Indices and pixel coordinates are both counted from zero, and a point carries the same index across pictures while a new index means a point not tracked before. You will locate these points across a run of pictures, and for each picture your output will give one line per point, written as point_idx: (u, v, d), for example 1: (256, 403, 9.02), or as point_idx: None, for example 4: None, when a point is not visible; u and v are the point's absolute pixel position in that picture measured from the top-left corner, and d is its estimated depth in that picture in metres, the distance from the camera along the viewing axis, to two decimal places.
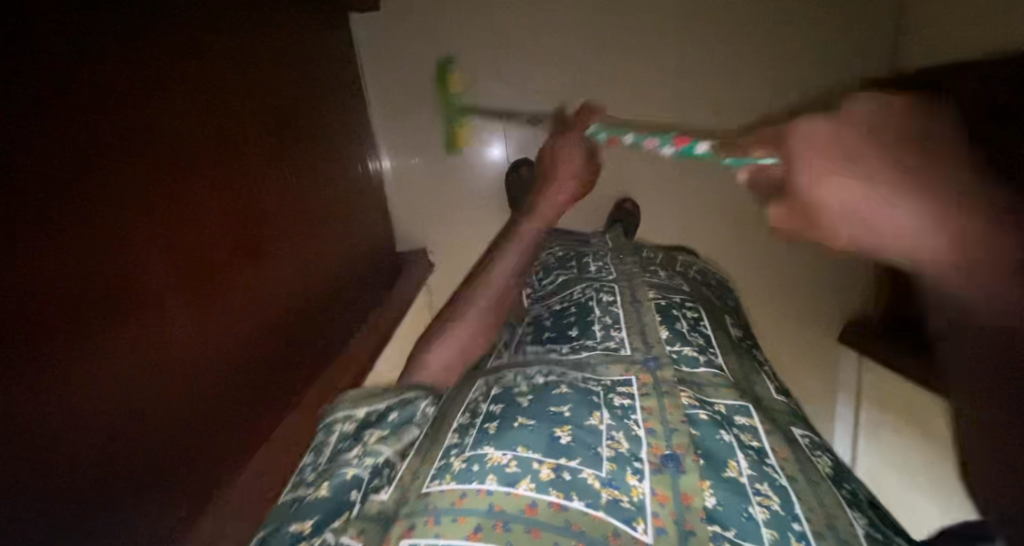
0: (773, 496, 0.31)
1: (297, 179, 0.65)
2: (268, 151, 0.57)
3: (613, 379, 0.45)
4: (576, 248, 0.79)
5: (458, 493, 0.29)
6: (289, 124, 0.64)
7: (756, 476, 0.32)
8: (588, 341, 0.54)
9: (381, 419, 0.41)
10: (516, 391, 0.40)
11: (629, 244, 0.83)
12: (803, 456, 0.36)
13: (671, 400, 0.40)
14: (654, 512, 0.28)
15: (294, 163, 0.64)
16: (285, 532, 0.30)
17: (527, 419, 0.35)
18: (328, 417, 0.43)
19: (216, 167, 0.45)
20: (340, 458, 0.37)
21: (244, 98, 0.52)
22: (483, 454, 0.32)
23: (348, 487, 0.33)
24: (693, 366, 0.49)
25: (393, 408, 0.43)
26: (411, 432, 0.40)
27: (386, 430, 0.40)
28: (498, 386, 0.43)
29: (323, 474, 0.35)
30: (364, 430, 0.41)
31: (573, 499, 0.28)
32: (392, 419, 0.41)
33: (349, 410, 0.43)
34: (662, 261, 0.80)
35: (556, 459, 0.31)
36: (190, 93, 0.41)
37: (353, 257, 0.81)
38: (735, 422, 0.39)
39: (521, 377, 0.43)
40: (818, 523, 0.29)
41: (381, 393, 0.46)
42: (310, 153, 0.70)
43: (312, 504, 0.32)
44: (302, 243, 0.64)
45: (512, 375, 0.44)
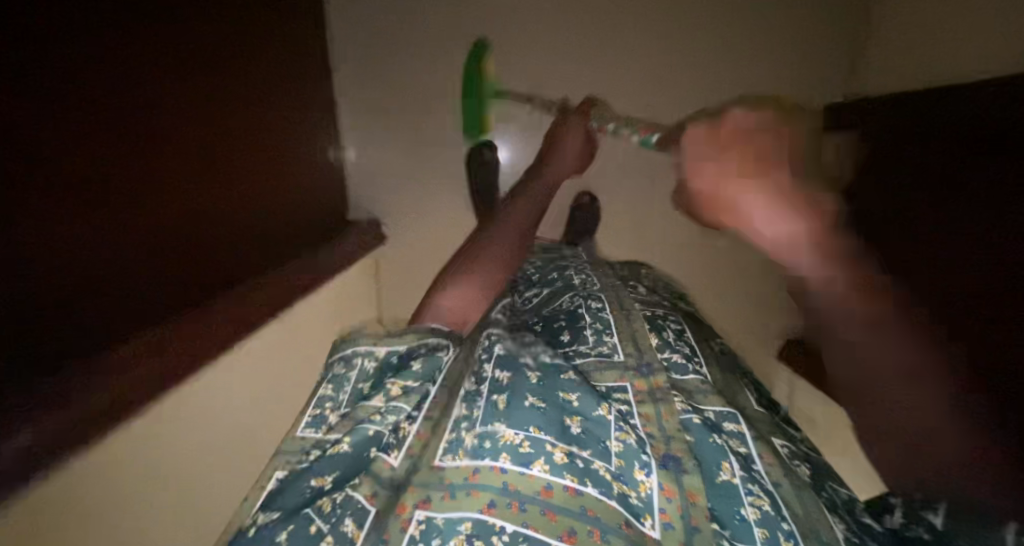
0: (765, 498, 0.33)
1: (245, 128, 0.67)
2: (215, 116, 0.58)
3: (608, 386, 0.46)
4: (557, 260, 0.81)
5: (472, 469, 0.30)
6: (233, 74, 0.63)
7: (747, 477, 0.35)
8: (581, 346, 0.55)
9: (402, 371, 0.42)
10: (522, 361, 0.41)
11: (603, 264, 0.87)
12: (784, 462, 0.39)
13: (666, 405, 0.42)
14: (661, 507, 0.30)
15: (240, 112, 0.65)
16: (305, 486, 0.31)
17: (537, 401, 0.35)
18: (346, 352, 0.45)
19: (166, 154, 0.48)
20: (363, 407, 0.38)
21: (189, 68, 0.53)
22: (495, 431, 0.32)
23: (368, 444, 0.33)
24: (683, 373, 0.51)
25: (417, 357, 0.43)
26: (432, 383, 0.40)
27: (408, 384, 0.40)
28: (502, 348, 0.43)
29: (346, 424, 0.37)
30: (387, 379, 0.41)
31: (587, 484, 0.29)
32: (416, 370, 0.41)
33: (370, 350, 0.44)
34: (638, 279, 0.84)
35: (568, 446, 0.32)
36: (135, 91, 0.43)
37: (310, 203, 0.88)
38: (724, 427, 0.41)
39: (525, 348, 0.44)
40: (801, 523, 0.32)
41: (404, 335, 0.46)
42: (257, 100, 0.70)
43: (334, 455, 0.33)
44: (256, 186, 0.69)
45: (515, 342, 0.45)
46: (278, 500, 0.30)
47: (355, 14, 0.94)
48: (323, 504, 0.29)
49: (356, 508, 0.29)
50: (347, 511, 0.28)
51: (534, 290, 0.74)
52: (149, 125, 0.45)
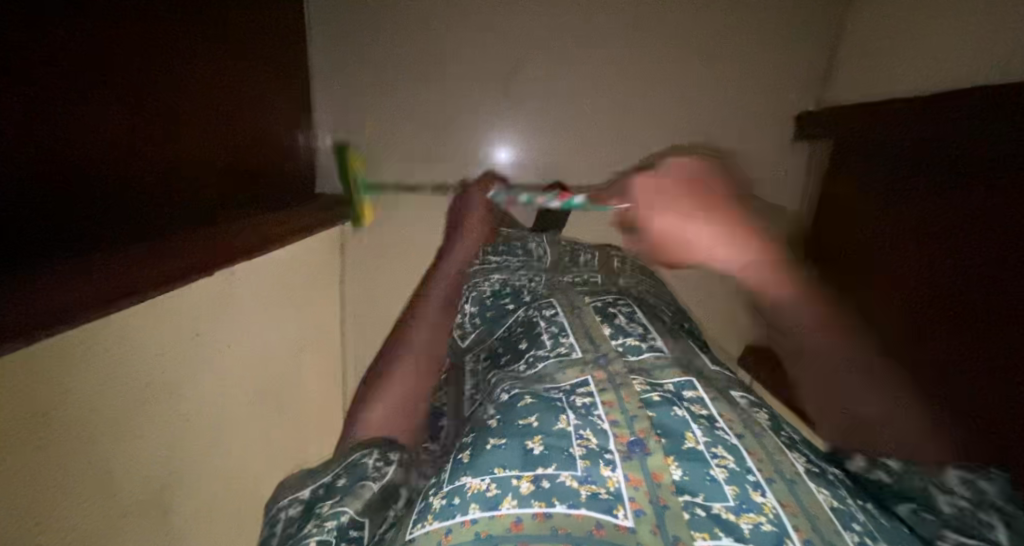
0: (728, 456, 0.34)
1: (212, 126, 0.84)
2: (184, 106, 0.76)
3: (571, 382, 0.47)
4: (510, 265, 0.81)
5: (443, 531, 0.30)
6: (210, 82, 0.83)
7: (710, 440, 0.36)
8: (540, 351, 0.56)
9: (328, 491, 0.42)
10: (484, 414, 0.43)
11: (563, 248, 0.90)
12: (744, 414, 0.40)
13: (626, 389, 0.43)
14: (631, 497, 0.30)
15: (210, 111, 0.84)
16: None
17: (499, 439, 0.37)
18: (275, 508, 0.44)
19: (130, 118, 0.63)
20: (299, 533, 0.36)
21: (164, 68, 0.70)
22: (462, 486, 0.33)
23: None
24: (639, 353, 0.53)
25: (340, 477, 0.44)
26: (368, 484, 0.41)
27: (338, 497, 0.40)
28: (467, 419, 0.45)
29: None
30: (315, 505, 0.40)
31: (555, 504, 0.29)
32: (340, 484, 0.42)
33: (294, 496, 0.44)
34: (598, 265, 0.85)
35: (533, 470, 0.33)
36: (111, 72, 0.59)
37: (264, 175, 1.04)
38: (685, 396, 0.42)
39: (485, 407, 0.46)
40: (766, 470, 0.33)
41: (325, 469, 0.47)
42: (226, 100, 0.89)
43: None
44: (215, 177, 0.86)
45: (478, 411, 0.46)
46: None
47: (359, 73, 1.20)
48: None
49: None
50: None
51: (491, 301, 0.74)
52: (119, 99, 0.61)
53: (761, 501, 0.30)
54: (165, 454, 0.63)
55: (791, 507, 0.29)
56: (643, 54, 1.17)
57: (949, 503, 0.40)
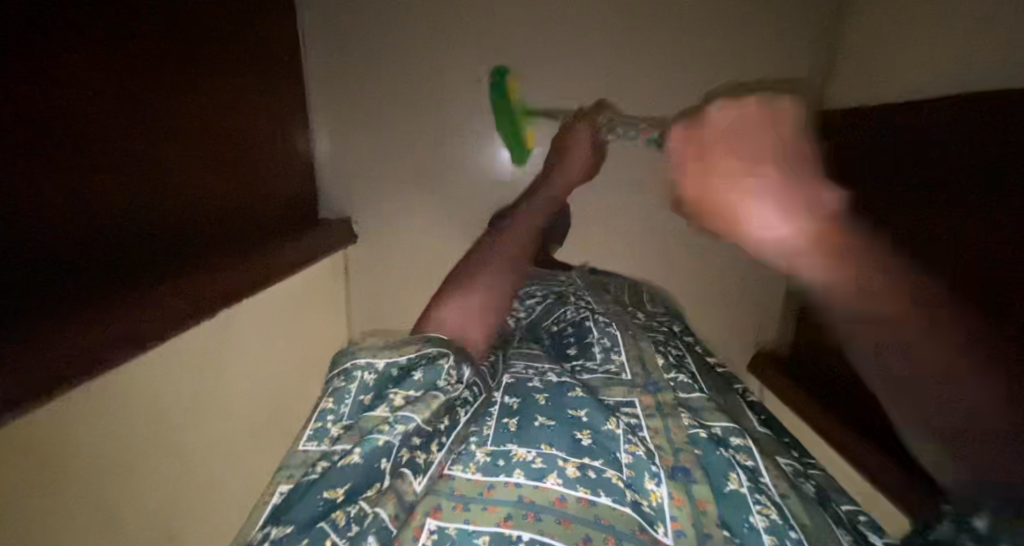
0: (772, 507, 0.34)
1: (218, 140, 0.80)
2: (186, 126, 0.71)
3: (616, 401, 0.47)
4: (562, 279, 0.83)
5: (485, 484, 0.30)
6: (212, 96, 0.78)
7: (754, 487, 0.35)
8: (588, 363, 0.56)
9: (403, 379, 0.41)
10: (530, 384, 0.44)
11: (596, 281, 0.91)
12: (790, 478, 0.39)
13: (674, 420, 0.43)
14: (673, 515, 0.30)
15: (214, 124, 0.79)
16: (317, 498, 0.29)
17: (547, 419, 0.37)
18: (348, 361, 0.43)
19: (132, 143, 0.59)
20: (368, 418, 0.37)
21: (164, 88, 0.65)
22: (507, 449, 0.34)
23: (379, 455, 0.32)
24: (688, 391, 0.52)
25: (416, 370, 0.42)
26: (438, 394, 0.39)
27: (413, 394, 0.39)
28: (511, 377, 0.46)
29: (355, 435, 0.35)
30: (389, 390, 0.40)
31: (600, 494, 0.30)
32: (416, 380, 0.41)
33: (369, 360, 0.43)
34: (629, 300, 0.88)
35: (580, 458, 0.33)
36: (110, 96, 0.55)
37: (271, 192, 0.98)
38: (731, 442, 0.42)
39: (533, 371, 0.47)
40: (811, 534, 0.32)
41: (401, 344, 0.45)
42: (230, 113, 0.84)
43: (342, 468, 0.31)
44: (220, 203, 0.81)
45: (522, 371, 0.47)
46: (291, 513, 0.29)
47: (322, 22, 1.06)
48: (338, 517, 0.28)
49: (377, 522, 0.28)
50: (369, 529, 0.27)
51: (536, 298, 0.75)
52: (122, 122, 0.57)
53: None
54: (179, 470, 0.64)
55: None
56: (658, 51, 1.04)
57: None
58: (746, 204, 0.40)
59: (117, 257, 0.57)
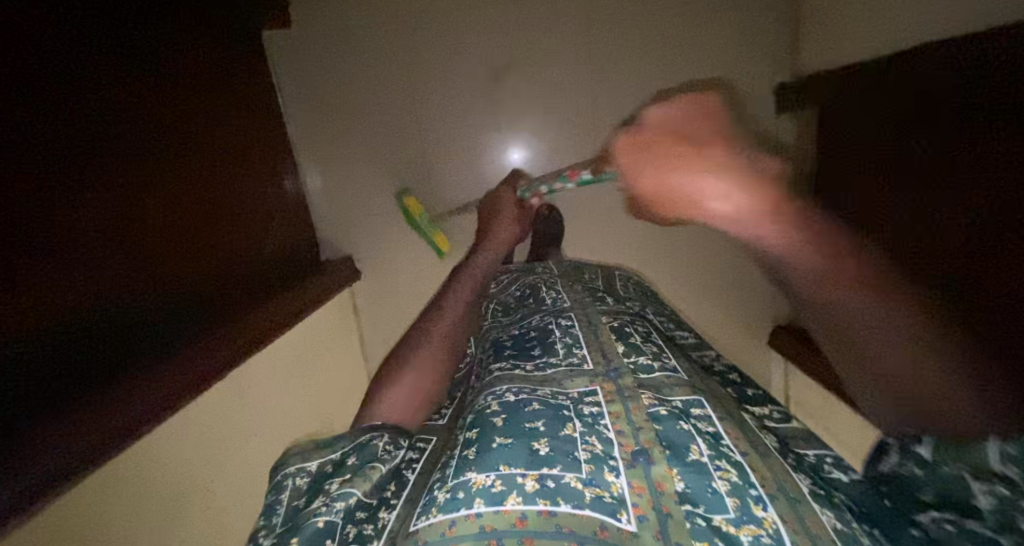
0: (732, 469, 0.34)
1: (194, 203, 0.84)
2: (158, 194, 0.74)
3: (579, 391, 0.48)
4: (531, 279, 0.86)
5: (447, 523, 0.30)
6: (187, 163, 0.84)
7: (714, 454, 0.36)
8: (552, 358, 0.58)
9: (340, 465, 0.43)
10: (489, 411, 0.44)
11: (573, 268, 0.92)
12: (750, 434, 0.40)
13: (635, 402, 0.44)
14: (634, 503, 0.31)
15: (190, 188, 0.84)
16: None
17: (505, 439, 0.38)
18: (283, 469, 0.45)
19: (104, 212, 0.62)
20: (305, 512, 0.37)
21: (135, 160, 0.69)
22: (467, 480, 0.33)
23: (321, 538, 0.32)
24: (649, 371, 0.53)
25: (352, 452, 0.45)
26: (376, 467, 0.41)
27: (348, 475, 0.40)
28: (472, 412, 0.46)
29: (291, 532, 0.35)
30: (326, 481, 0.41)
31: (559, 503, 0.30)
32: (351, 463, 0.42)
33: (302, 464, 0.44)
34: (603, 283, 0.88)
35: (538, 470, 0.33)
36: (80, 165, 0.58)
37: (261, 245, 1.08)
38: (692, 413, 0.43)
39: (491, 398, 0.47)
40: (771, 486, 0.33)
41: (336, 439, 0.47)
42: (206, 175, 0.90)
43: None
44: (207, 263, 0.85)
45: (483, 400, 0.48)
46: None
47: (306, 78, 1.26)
48: None
49: None
50: None
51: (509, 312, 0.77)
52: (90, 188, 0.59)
53: (761, 516, 0.30)
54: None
55: (791, 523, 0.30)
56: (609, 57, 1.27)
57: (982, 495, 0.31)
58: (702, 199, 0.47)
59: (121, 300, 0.63)
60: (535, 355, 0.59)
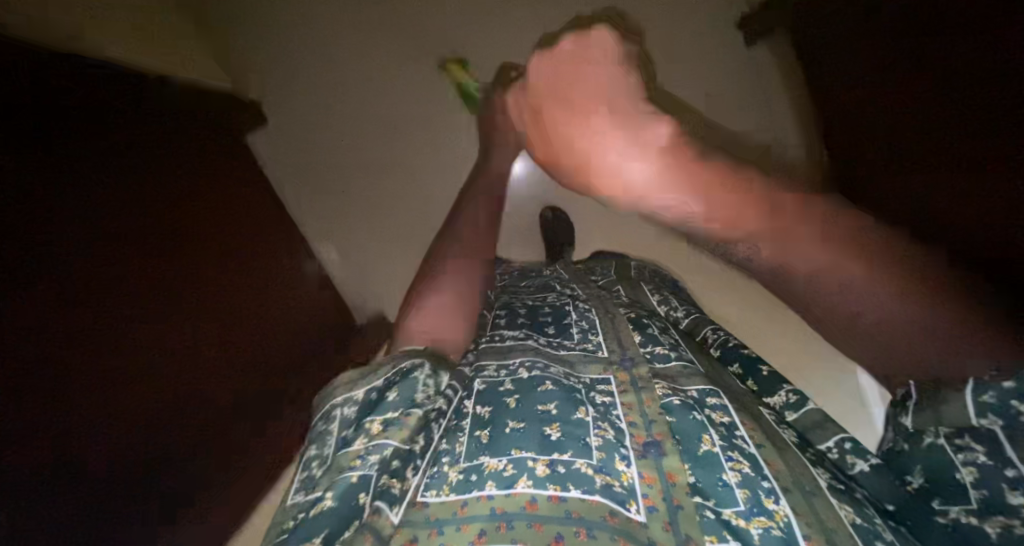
0: (745, 461, 0.34)
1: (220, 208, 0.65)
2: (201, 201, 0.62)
3: (593, 378, 0.48)
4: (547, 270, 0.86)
5: (459, 503, 0.30)
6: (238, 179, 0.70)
7: (728, 446, 0.36)
8: (567, 342, 0.57)
9: (381, 400, 0.40)
10: (501, 389, 0.44)
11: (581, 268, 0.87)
12: (767, 428, 0.39)
13: (648, 393, 0.43)
14: (645, 493, 0.31)
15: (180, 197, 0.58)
16: None
17: (517, 422, 0.38)
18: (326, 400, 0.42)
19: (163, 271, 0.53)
20: (343, 454, 0.35)
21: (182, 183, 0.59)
22: (479, 463, 0.34)
23: (356, 493, 0.31)
24: (665, 361, 0.52)
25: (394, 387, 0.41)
26: (415, 412, 0.38)
27: (389, 416, 0.37)
28: (483, 382, 0.46)
29: (328, 477, 0.33)
30: (366, 418, 0.38)
31: (569, 489, 0.30)
32: (392, 402, 0.39)
33: (348, 393, 0.41)
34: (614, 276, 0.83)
35: (550, 455, 0.33)
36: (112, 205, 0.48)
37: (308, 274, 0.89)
38: (707, 403, 0.42)
39: (504, 372, 0.48)
40: (786, 479, 0.32)
41: (376, 369, 0.43)
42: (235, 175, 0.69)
43: (318, 517, 0.29)
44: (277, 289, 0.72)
45: (495, 371, 0.48)
46: None
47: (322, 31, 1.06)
48: None
49: None
50: None
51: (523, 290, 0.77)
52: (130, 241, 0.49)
53: (773, 509, 0.30)
54: None
55: (804, 516, 0.29)
56: None
57: (965, 467, 0.32)
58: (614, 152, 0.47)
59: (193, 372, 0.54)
60: (550, 334, 0.59)
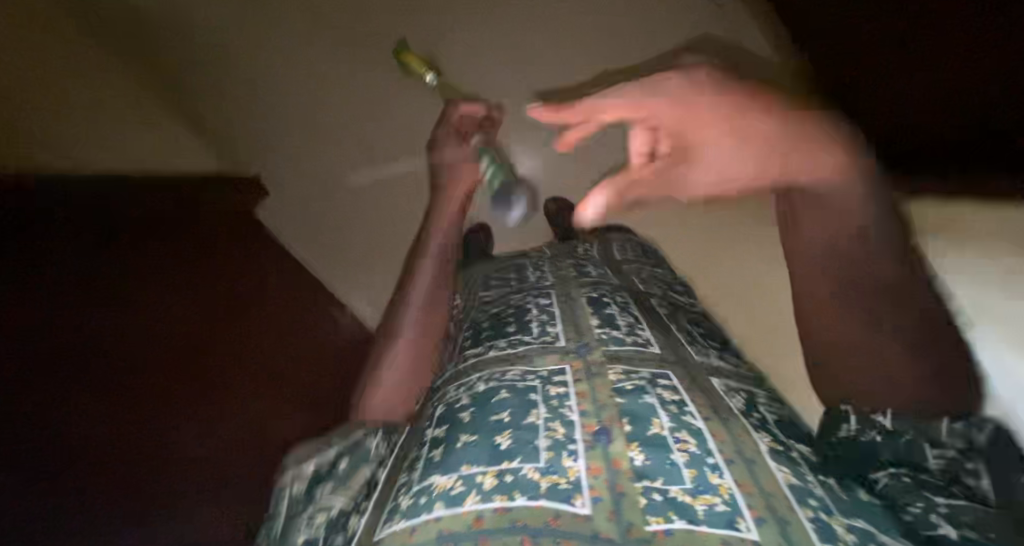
0: (691, 439, 0.34)
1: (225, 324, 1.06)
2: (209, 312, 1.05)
3: (549, 369, 0.48)
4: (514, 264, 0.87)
5: (409, 530, 0.30)
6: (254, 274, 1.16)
7: (676, 426, 0.36)
8: (526, 337, 0.57)
9: (333, 468, 0.44)
10: (459, 406, 0.44)
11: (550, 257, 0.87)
12: (715, 399, 0.40)
13: (600, 380, 0.44)
14: (591, 485, 0.31)
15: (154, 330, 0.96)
16: None
17: (470, 436, 0.38)
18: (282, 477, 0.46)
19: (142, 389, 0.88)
20: (297, 522, 0.40)
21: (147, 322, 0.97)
22: (430, 485, 0.34)
23: None
24: (620, 343, 0.52)
25: (345, 454, 0.46)
26: (366, 469, 0.44)
27: (339, 480, 0.43)
28: (444, 406, 0.47)
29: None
30: (320, 484, 0.43)
31: (515, 497, 0.30)
32: (344, 466, 0.44)
33: (300, 469, 0.45)
34: (589, 260, 0.84)
35: (498, 466, 0.33)
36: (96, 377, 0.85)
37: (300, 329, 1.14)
38: (658, 383, 0.43)
39: (463, 390, 0.48)
40: (729, 452, 0.33)
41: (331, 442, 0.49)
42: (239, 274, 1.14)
43: None
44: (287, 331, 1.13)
45: (455, 392, 0.49)
46: None
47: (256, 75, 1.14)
48: None
49: None
50: None
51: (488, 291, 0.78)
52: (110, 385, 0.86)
53: (718, 483, 0.30)
54: None
55: (747, 487, 0.29)
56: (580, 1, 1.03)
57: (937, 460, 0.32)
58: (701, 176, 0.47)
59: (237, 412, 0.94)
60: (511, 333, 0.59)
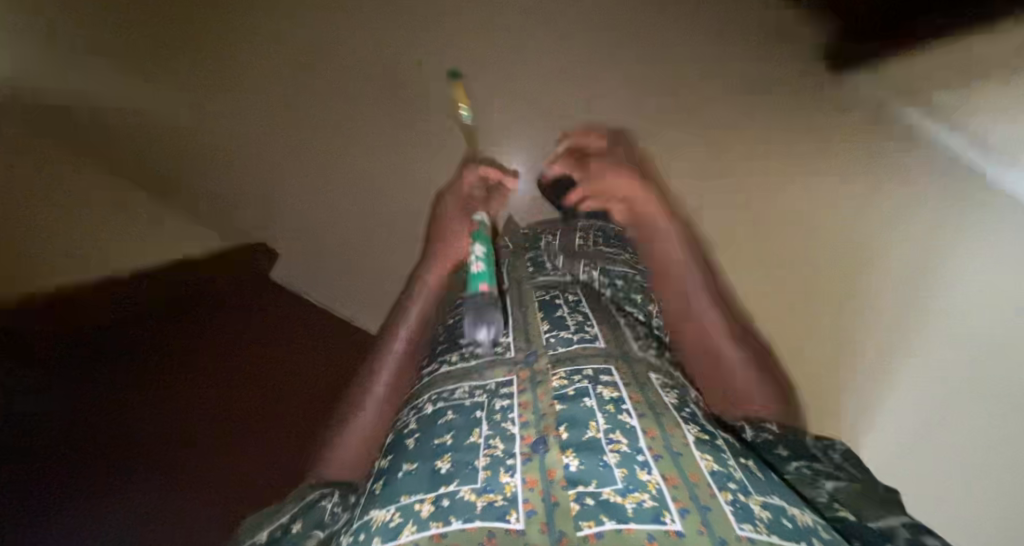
0: (624, 439, 0.35)
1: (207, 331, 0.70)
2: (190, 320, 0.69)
3: (497, 382, 0.48)
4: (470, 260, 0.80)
5: None
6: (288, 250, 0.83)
7: (610, 427, 0.36)
8: (477, 348, 0.54)
9: (286, 531, 0.43)
10: (405, 433, 0.44)
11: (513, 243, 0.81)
12: (651, 394, 0.41)
13: (542, 388, 0.44)
14: (525, 499, 0.31)
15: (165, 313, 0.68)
16: None
17: (412, 464, 0.38)
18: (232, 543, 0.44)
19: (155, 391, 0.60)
20: None
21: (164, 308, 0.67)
22: (369, 520, 0.33)
23: None
24: (568, 345, 0.52)
25: (299, 517, 0.45)
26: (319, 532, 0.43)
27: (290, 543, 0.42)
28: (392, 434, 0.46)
29: None
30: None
31: (451, 522, 0.30)
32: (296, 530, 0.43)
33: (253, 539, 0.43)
34: None
35: (436, 491, 0.33)
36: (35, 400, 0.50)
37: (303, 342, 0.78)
38: (601, 381, 0.44)
39: (411, 413, 0.48)
40: (659, 448, 0.33)
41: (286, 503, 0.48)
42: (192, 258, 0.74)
43: None
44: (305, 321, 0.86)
45: (406, 416, 0.48)
46: None
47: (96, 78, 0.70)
48: None
49: None
50: None
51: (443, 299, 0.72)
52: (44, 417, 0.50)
53: (646, 480, 0.30)
54: None
55: (674, 481, 0.30)
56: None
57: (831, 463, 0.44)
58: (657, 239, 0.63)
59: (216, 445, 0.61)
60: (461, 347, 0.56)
